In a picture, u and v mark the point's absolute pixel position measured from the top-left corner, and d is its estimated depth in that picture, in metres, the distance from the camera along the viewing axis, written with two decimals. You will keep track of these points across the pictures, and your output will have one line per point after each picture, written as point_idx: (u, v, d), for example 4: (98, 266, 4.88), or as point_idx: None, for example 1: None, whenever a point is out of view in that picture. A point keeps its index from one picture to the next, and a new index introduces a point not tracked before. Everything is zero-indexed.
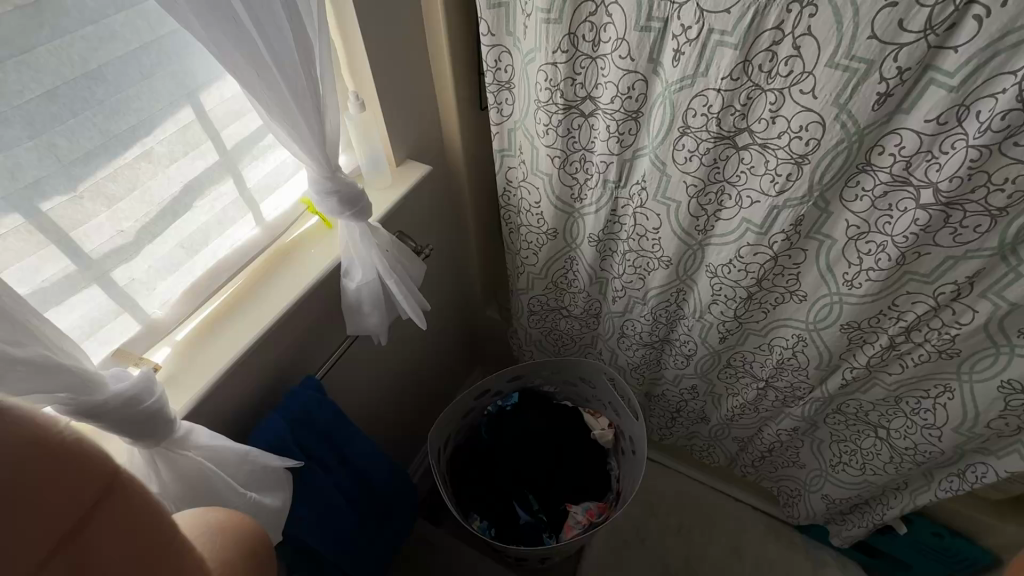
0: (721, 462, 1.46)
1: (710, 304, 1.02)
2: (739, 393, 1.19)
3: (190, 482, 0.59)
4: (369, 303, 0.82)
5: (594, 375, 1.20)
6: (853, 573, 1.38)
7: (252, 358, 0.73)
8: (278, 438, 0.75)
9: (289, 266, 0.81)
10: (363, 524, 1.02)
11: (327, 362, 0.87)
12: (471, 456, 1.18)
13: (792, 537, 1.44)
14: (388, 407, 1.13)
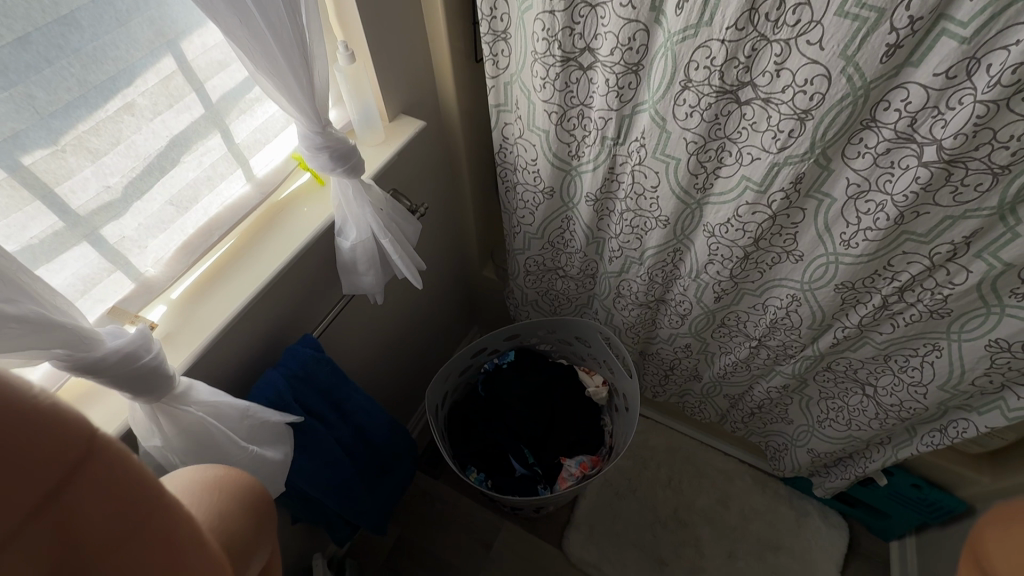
0: (711, 418, 1.50)
1: (706, 264, 1.02)
2: (732, 352, 1.21)
3: (193, 435, 0.61)
4: (364, 262, 0.82)
5: (590, 334, 1.21)
6: (833, 521, 1.45)
7: (249, 315, 0.73)
8: (277, 395, 0.77)
9: (283, 223, 0.81)
10: (363, 475, 1.05)
11: (322, 322, 0.87)
12: (468, 413, 1.21)
13: (777, 488, 1.50)
14: (386, 365, 1.15)
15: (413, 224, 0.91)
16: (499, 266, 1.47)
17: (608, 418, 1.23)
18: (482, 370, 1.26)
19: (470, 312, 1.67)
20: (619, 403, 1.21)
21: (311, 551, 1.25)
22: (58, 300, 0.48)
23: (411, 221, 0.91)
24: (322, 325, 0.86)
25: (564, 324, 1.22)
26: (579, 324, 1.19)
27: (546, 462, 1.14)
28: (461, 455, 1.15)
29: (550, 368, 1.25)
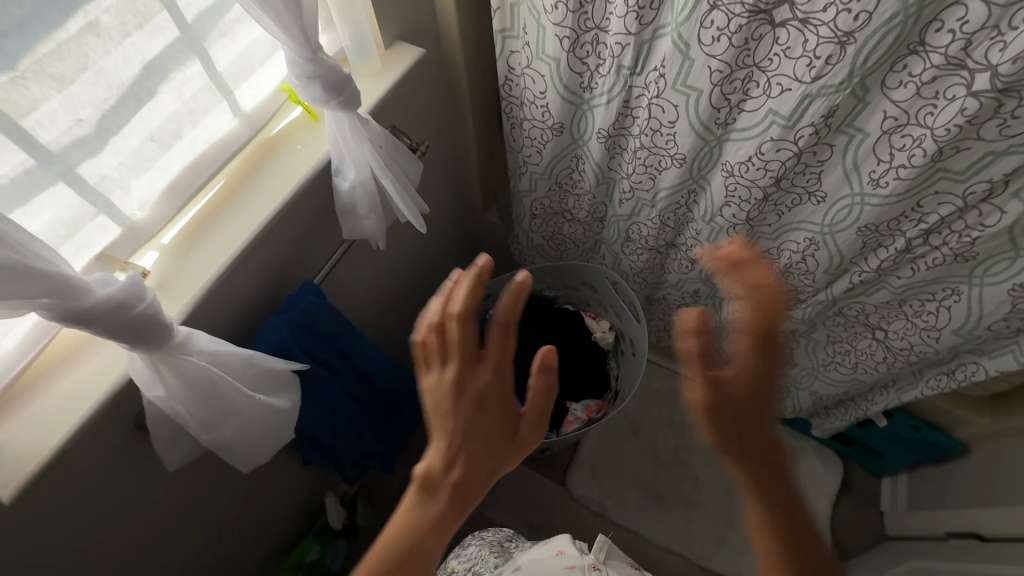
0: (714, 362, 1.50)
1: (722, 206, 0.97)
2: None
3: (197, 386, 0.58)
4: (364, 205, 0.78)
5: (598, 280, 1.18)
6: (828, 459, 1.49)
7: (246, 262, 0.70)
8: (281, 343, 0.75)
9: (275, 163, 0.75)
10: (370, 420, 1.06)
11: (323, 268, 0.83)
12: None
13: (776, 429, 1.54)
14: (389, 311, 1.13)
15: (415, 164, 0.85)
16: (503, 210, 1.42)
17: (614, 363, 1.23)
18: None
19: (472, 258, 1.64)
20: (625, 348, 1.20)
21: (322, 491, 1.29)
22: (27, 237, 0.45)
23: (413, 160, 0.85)
24: (323, 273, 0.83)
25: (571, 269, 1.19)
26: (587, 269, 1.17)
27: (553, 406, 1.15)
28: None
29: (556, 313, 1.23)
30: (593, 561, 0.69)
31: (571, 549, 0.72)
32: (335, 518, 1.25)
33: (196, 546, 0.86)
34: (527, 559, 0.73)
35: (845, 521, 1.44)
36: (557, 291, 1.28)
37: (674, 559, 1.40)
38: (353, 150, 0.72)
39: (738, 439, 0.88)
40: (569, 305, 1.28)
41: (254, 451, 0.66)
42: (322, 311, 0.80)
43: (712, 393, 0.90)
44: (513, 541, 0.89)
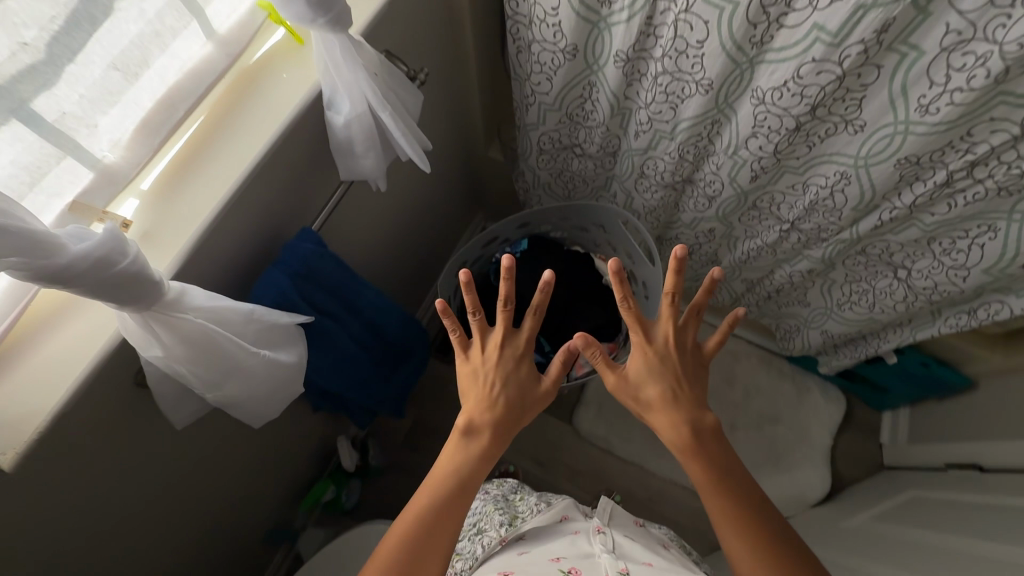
0: (724, 302, 1.48)
1: (748, 139, 0.90)
2: (757, 236, 1.14)
3: (197, 345, 0.54)
4: (363, 143, 0.70)
5: (610, 220, 1.13)
6: (832, 395, 1.51)
7: (237, 208, 0.64)
8: (283, 295, 0.71)
9: (260, 96, 0.67)
10: (377, 368, 1.04)
11: (322, 216, 0.77)
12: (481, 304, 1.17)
13: (782, 367, 1.54)
14: (391, 257, 1.08)
15: (414, 94, 0.77)
16: (507, 145, 1.33)
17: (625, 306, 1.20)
18: (493, 260, 1.20)
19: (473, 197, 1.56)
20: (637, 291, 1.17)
21: (332, 434, 1.30)
22: None
23: (412, 90, 0.77)
24: (321, 220, 0.77)
25: (581, 209, 1.13)
26: (599, 209, 1.11)
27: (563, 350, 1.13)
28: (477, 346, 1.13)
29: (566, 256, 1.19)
30: (598, 529, 0.68)
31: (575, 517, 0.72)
32: (346, 460, 1.26)
33: (210, 493, 0.86)
34: (532, 530, 0.73)
35: (844, 454, 1.48)
36: (566, 232, 1.23)
37: (677, 491, 1.45)
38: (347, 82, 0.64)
39: (651, 393, 0.77)
40: (578, 247, 1.24)
41: (263, 407, 0.64)
42: (321, 259, 0.75)
43: (674, 357, 0.79)
44: (519, 492, 0.89)
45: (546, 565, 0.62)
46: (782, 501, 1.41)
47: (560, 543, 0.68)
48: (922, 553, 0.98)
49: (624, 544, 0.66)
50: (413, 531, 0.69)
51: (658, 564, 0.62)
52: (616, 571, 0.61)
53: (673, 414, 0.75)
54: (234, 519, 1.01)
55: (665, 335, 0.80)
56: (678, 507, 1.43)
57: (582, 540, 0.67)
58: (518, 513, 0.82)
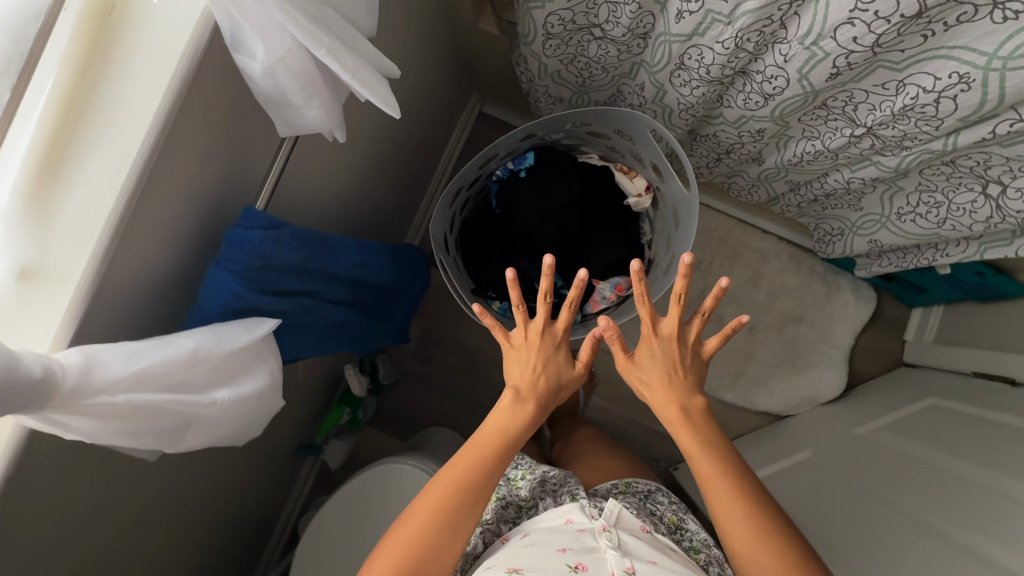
0: (759, 200, 1.29)
1: (839, 27, 0.66)
2: (818, 138, 0.92)
3: (134, 417, 0.45)
4: (301, 95, 0.50)
5: (635, 128, 0.90)
6: (863, 295, 1.41)
7: (143, 213, 0.47)
8: (238, 297, 0.58)
9: (138, 32, 0.46)
10: (371, 317, 0.95)
11: (266, 191, 0.59)
12: (483, 233, 1.01)
13: (813, 265, 1.41)
14: (363, 183, 0.90)
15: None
16: (502, 17, 1.02)
17: (648, 227, 1.04)
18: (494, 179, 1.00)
19: (463, 77, 1.27)
20: (664, 212, 0.99)
21: (337, 361, 1.27)
22: None
23: None
24: (266, 196, 0.59)
25: (600, 113, 0.89)
26: (624, 116, 0.88)
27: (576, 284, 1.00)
28: (482, 284, 1.00)
29: (580, 171, 0.99)
30: (604, 525, 0.58)
31: (580, 516, 0.61)
32: (355, 386, 1.25)
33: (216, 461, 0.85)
34: (534, 528, 0.62)
35: (864, 352, 1.44)
36: (580, 138, 1.00)
37: None
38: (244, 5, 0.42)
39: (650, 376, 0.74)
40: (594, 154, 1.02)
41: (239, 433, 0.56)
42: (270, 245, 0.58)
43: (677, 346, 0.74)
44: (520, 465, 0.82)
45: (549, 560, 0.53)
46: (793, 400, 1.41)
47: (563, 537, 0.57)
48: (929, 475, 0.99)
49: (633, 545, 0.57)
50: (437, 522, 0.61)
51: (665, 564, 0.54)
52: (620, 568, 0.52)
53: (671, 395, 0.72)
54: (251, 463, 1.03)
55: (670, 326, 0.75)
56: None
57: (588, 535, 0.57)
58: (522, 504, 0.77)
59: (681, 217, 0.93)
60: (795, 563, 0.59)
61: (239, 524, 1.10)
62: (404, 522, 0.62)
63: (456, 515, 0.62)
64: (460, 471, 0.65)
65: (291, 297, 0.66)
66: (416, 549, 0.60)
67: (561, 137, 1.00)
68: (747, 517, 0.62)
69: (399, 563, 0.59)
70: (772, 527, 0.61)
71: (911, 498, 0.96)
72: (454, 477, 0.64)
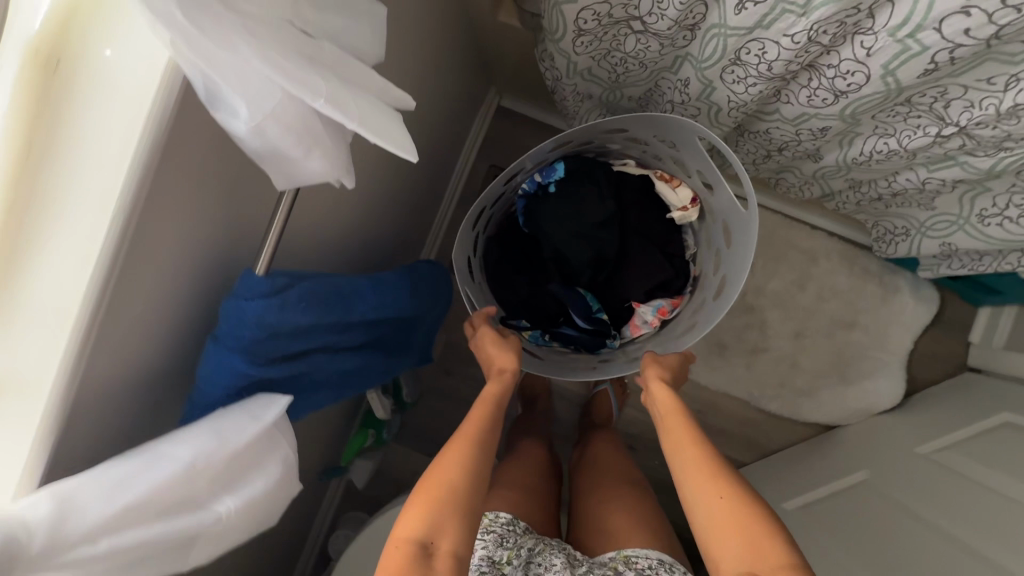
0: (810, 196, 1.17)
1: (949, 16, 0.55)
2: (894, 135, 0.80)
3: (126, 553, 0.40)
4: (297, 151, 0.41)
5: (681, 136, 0.79)
6: (922, 296, 1.29)
7: (124, 303, 0.40)
8: (242, 375, 0.50)
9: (80, 101, 0.35)
10: (392, 353, 0.87)
11: (265, 255, 0.50)
12: (510, 253, 0.93)
13: (867, 264, 1.30)
14: (373, 207, 0.82)
15: (362, 21, 0.43)
16: (523, 8, 0.91)
17: (691, 240, 0.94)
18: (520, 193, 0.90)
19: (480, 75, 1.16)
20: (711, 226, 0.89)
21: None
22: None
23: (356, 9, 0.43)
24: (264, 260, 0.50)
25: (639, 120, 0.79)
26: (667, 123, 0.77)
27: (613, 306, 0.93)
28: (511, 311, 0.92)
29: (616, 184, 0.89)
30: None
31: None
32: (378, 410, 1.18)
33: None
34: None
35: (922, 356, 1.32)
36: (616, 142, 0.90)
37: (730, 401, 1.35)
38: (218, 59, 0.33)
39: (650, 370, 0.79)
40: (631, 161, 0.92)
41: (256, 531, 0.50)
42: (274, 312, 0.51)
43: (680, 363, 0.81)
44: (505, 546, 0.70)
45: None
46: (844, 411, 1.31)
47: None
48: (1005, 506, 0.88)
49: None
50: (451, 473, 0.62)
51: None
52: None
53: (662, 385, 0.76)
54: None
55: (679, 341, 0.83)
56: (731, 416, 1.35)
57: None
58: None
59: (733, 234, 0.82)
60: (750, 528, 0.57)
61: (264, 559, 1.06)
62: (424, 481, 0.62)
63: (467, 467, 0.63)
64: (460, 435, 0.67)
65: (301, 360, 0.59)
66: (448, 492, 0.60)
67: (596, 142, 0.89)
68: (705, 486, 0.61)
69: (432, 509, 0.59)
70: (729, 491, 0.60)
71: (985, 531, 0.86)
72: (460, 437, 0.67)
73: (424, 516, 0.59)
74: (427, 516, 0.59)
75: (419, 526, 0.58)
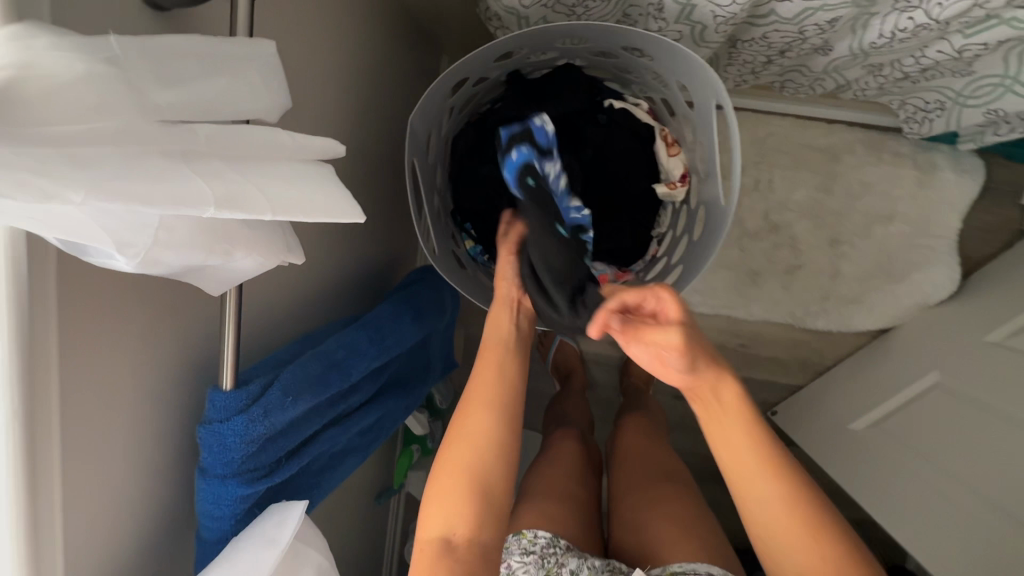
0: (819, 91, 1.03)
1: None
2: (920, 6, 0.69)
3: None
4: (210, 259, 0.33)
5: (689, 71, 0.69)
6: (966, 167, 1.16)
7: (66, 476, 0.35)
8: (242, 497, 0.46)
9: None
10: (407, 380, 0.81)
11: (227, 368, 0.43)
12: (489, 149, 0.82)
13: (898, 148, 1.17)
14: (351, 244, 0.74)
15: (237, 71, 0.33)
16: None
17: (667, 220, 0.84)
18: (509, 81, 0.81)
19: (434, 59, 1.05)
20: (690, 212, 0.80)
21: None
22: None
23: (221, 59, 0.32)
24: (228, 373, 0.43)
25: (661, 47, 0.69)
26: (681, 57, 0.68)
27: None
28: (461, 204, 0.84)
29: (616, 115, 0.79)
30: None
31: None
32: (417, 427, 1.14)
33: None
34: None
35: (974, 230, 1.20)
36: (633, 72, 0.80)
37: (772, 327, 1.27)
38: (65, 219, 0.26)
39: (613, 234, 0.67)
40: (645, 104, 0.82)
41: None
42: (260, 425, 0.45)
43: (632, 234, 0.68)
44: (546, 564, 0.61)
45: None
46: (896, 308, 1.21)
47: None
48: None
49: None
50: (478, 455, 0.54)
51: None
52: None
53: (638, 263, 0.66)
54: (335, 547, 0.97)
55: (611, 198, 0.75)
56: (774, 341, 1.28)
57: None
58: None
59: (706, 224, 0.74)
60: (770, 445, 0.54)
61: None
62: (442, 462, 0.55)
63: (497, 447, 0.55)
64: (481, 395, 0.58)
65: (307, 450, 0.53)
66: (468, 477, 0.53)
67: (610, 62, 0.80)
68: (721, 414, 0.56)
69: (455, 502, 0.51)
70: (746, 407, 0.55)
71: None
72: (484, 397, 0.58)
73: (452, 508, 0.51)
74: (451, 509, 0.51)
75: (442, 523, 0.51)
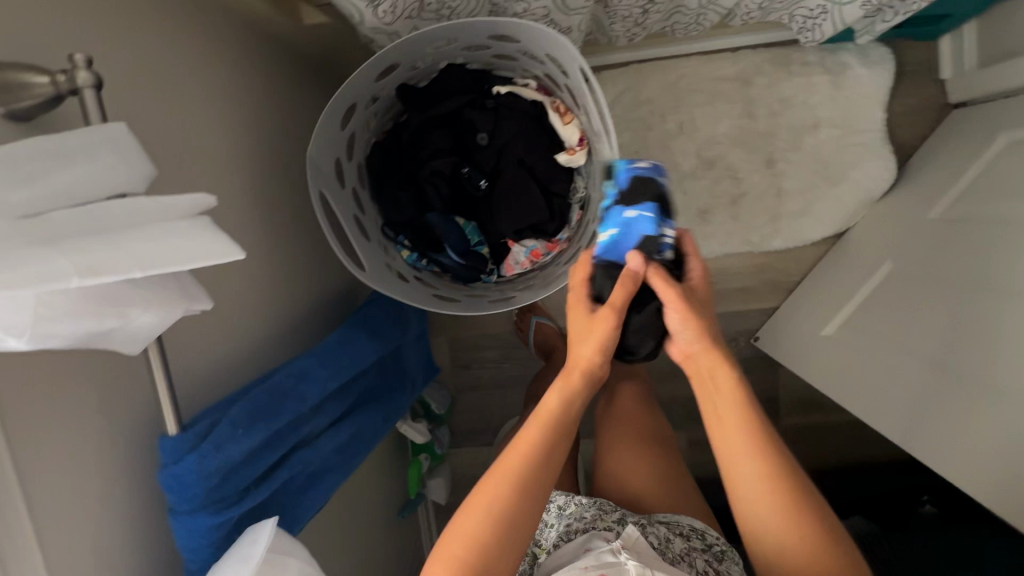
0: (708, 24, 1.06)
1: None
2: None
3: None
4: (107, 323, 0.38)
5: (550, 43, 0.72)
6: (875, 59, 1.18)
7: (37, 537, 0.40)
8: (213, 530, 0.51)
9: None
10: (382, 393, 0.85)
11: (168, 415, 0.48)
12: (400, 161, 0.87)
13: (805, 57, 1.19)
14: (290, 281, 0.78)
15: (89, 157, 0.38)
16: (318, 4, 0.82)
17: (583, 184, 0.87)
18: (399, 93, 0.84)
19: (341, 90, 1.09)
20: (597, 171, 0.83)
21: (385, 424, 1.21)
22: None
23: (70, 153, 0.38)
24: (171, 420, 0.48)
25: (520, 29, 0.73)
26: (538, 32, 0.72)
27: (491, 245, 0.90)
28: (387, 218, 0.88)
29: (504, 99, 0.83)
30: (621, 543, 0.58)
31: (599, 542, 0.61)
32: (417, 436, 1.18)
33: None
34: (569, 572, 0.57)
35: (900, 116, 1.23)
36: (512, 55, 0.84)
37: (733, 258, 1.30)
38: None
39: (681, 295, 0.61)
40: (532, 82, 0.86)
41: None
42: (212, 460, 0.50)
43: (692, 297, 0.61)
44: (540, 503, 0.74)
45: None
46: (845, 210, 1.23)
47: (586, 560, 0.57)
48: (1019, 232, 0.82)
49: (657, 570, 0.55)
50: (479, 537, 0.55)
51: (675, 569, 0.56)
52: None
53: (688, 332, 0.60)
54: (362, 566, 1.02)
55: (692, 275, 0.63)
56: (739, 271, 1.31)
57: (606, 550, 0.58)
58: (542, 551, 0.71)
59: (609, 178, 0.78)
60: (786, 503, 0.56)
61: None
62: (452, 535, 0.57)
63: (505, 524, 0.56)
64: (509, 465, 0.59)
65: (275, 475, 0.58)
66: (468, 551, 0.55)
67: (487, 52, 0.83)
68: (752, 489, 0.57)
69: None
70: (782, 501, 0.56)
71: (1015, 261, 0.80)
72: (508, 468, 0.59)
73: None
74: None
75: None
